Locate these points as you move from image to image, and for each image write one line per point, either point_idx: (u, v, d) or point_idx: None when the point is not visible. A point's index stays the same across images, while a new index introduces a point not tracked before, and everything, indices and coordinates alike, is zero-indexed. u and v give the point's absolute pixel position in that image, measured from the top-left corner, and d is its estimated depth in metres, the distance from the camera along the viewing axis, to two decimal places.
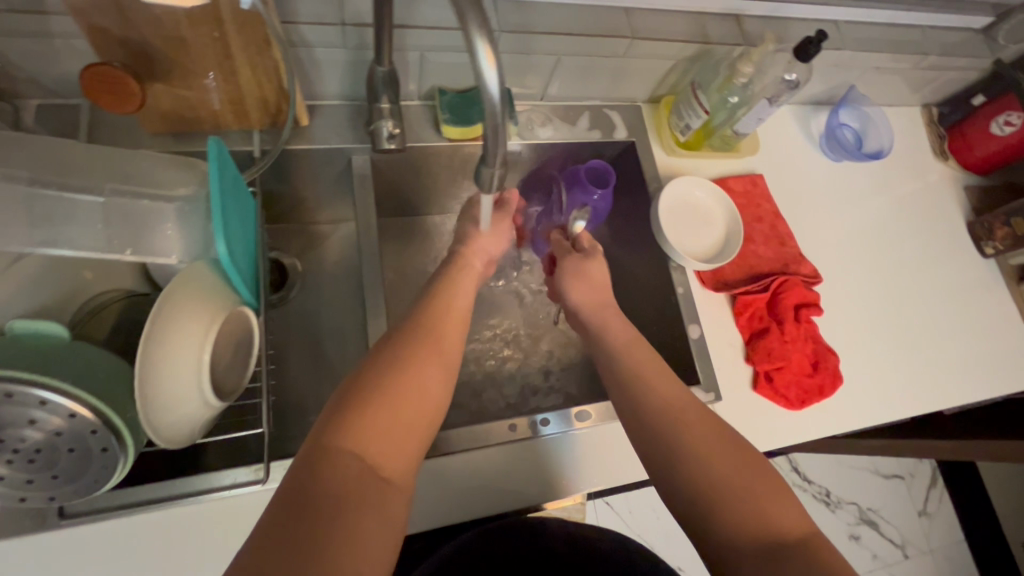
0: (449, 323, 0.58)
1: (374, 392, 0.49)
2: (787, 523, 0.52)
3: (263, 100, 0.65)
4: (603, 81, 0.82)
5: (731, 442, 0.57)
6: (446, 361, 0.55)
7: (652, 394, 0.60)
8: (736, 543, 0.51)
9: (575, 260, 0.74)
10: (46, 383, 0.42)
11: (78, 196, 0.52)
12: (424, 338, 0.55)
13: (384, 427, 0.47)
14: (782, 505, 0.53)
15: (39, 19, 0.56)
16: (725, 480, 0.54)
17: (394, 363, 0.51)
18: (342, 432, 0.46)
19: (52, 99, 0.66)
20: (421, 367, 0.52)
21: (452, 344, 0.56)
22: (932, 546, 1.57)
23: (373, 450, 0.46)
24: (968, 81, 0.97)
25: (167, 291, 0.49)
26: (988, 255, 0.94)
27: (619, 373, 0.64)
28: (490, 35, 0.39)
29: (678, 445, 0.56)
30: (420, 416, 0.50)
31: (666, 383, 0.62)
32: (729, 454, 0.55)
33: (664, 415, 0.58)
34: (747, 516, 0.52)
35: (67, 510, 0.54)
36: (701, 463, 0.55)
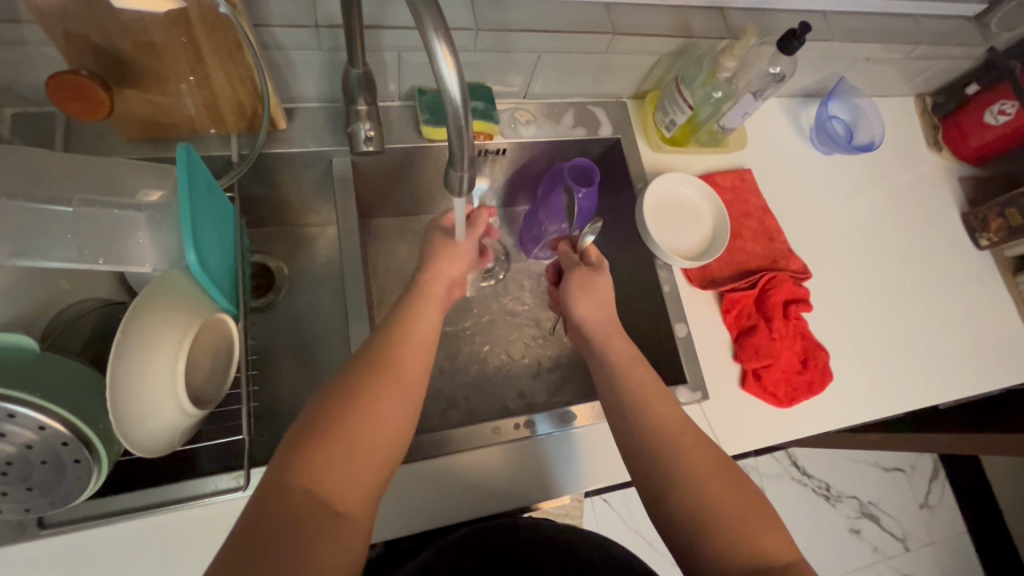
0: (413, 347, 0.57)
1: (331, 426, 0.48)
2: (764, 528, 0.53)
3: (239, 105, 0.65)
4: (586, 77, 0.81)
5: (711, 459, 0.56)
6: (411, 388, 0.54)
7: (640, 409, 0.60)
8: (720, 564, 0.51)
9: (586, 274, 0.73)
10: (16, 397, 0.42)
11: (48, 207, 0.52)
12: (384, 365, 0.54)
13: (341, 463, 0.47)
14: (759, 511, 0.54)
15: (12, 28, 0.56)
16: (710, 501, 0.53)
17: (352, 396, 0.50)
18: (295, 469, 0.45)
19: (28, 107, 0.65)
20: (380, 397, 0.51)
21: (416, 369, 0.55)
22: (934, 539, 1.56)
23: (330, 486, 0.45)
24: (962, 70, 0.96)
25: (138, 302, 0.49)
26: (983, 247, 0.93)
27: (610, 385, 0.63)
28: (447, 38, 0.40)
29: (665, 461, 0.56)
30: (379, 449, 0.49)
31: (651, 396, 0.61)
32: (714, 473, 0.55)
33: (646, 429, 0.58)
34: (731, 537, 0.51)
35: (47, 521, 0.54)
36: (680, 486, 0.54)
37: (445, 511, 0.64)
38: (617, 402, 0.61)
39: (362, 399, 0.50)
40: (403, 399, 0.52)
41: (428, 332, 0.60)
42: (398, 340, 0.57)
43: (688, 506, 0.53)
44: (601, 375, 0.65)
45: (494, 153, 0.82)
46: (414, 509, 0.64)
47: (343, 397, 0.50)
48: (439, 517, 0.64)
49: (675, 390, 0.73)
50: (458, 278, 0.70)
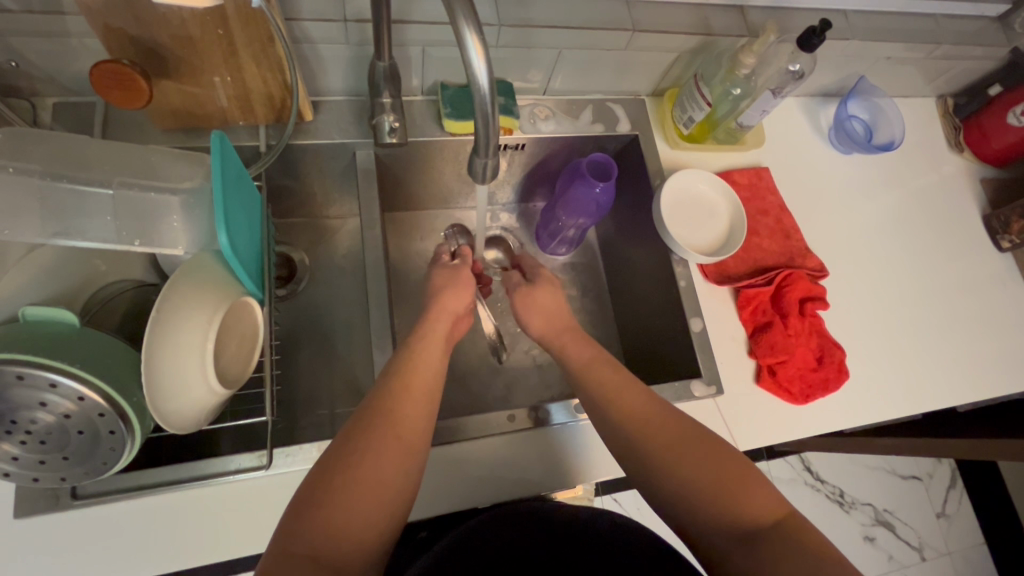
0: (417, 395, 0.57)
1: (332, 485, 0.49)
2: (756, 508, 0.52)
3: (268, 96, 0.67)
4: (607, 74, 0.82)
5: (722, 473, 0.54)
6: (413, 436, 0.54)
7: (636, 432, 0.58)
8: (709, 529, 0.52)
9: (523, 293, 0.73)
10: (59, 367, 0.44)
11: (88, 188, 0.54)
12: (383, 419, 0.54)
13: (343, 522, 0.48)
14: (746, 490, 0.53)
15: (56, 20, 0.58)
16: (722, 513, 0.52)
17: (351, 453, 0.51)
18: (301, 529, 0.47)
19: (68, 97, 0.68)
20: (378, 451, 0.52)
21: (417, 416, 0.56)
22: (951, 549, 1.54)
23: (342, 517, 0.48)
24: (984, 71, 0.95)
25: (168, 282, 0.51)
26: (1005, 249, 0.92)
27: (599, 390, 0.62)
28: (478, 28, 0.42)
29: (652, 464, 0.56)
30: (380, 504, 0.50)
31: (634, 422, 0.58)
32: (696, 456, 0.55)
33: (628, 426, 0.58)
34: (733, 526, 0.52)
35: (80, 491, 0.56)
36: (696, 503, 0.53)
37: (457, 496, 0.65)
38: (595, 398, 0.61)
39: (358, 454, 0.51)
40: (404, 453, 0.53)
41: (430, 373, 0.60)
42: (402, 379, 0.58)
43: (705, 521, 0.52)
44: (587, 387, 0.63)
45: (513, 148, 0.83)
46: (430, 495, 0.65)
47: (341, 454, 0.51)
48: (456, 503, 0.65)
49: (690, 384, 0.73)
50: (460, 316, 0.70)
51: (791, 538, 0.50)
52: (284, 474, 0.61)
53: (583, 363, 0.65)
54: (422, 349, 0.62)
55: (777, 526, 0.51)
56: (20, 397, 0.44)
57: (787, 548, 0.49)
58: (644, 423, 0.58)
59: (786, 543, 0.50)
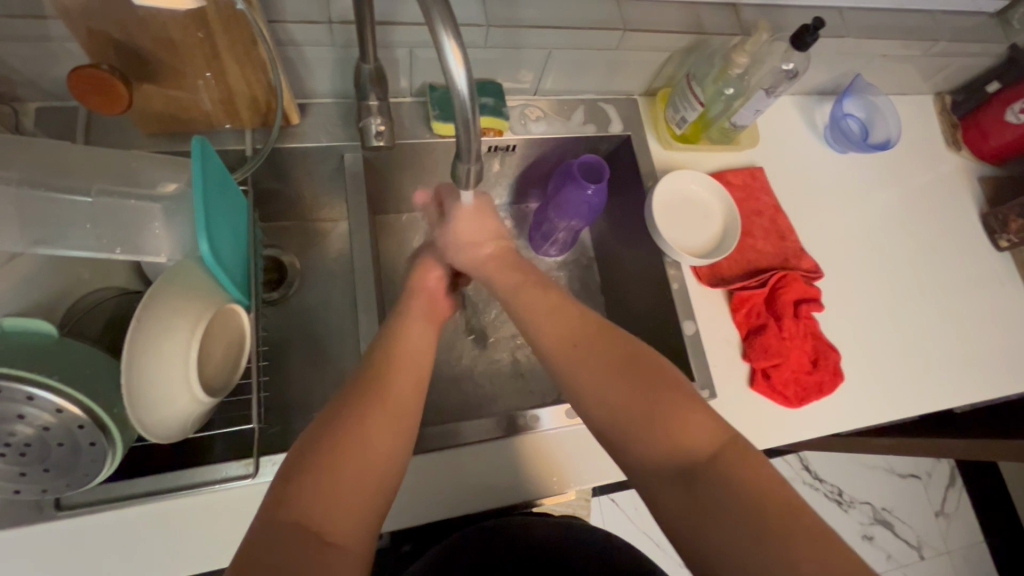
0: (402, 374, 0.56)
1: (312, 453, 0.47)
2: (699, 438, 0.49)
3: (253, 99, 0.66)
4: (598, 74, 0.80)
5: (664, 401, 0.52)
6: (400, 407, 0.53)
7: (591, 384, 0.54)
8: (647, 462, 0.50)
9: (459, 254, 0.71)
10: (35, 380, 0.43)
11: (67, 196, 0.53)
12: (361, 391, 0.53)
13: (333, 488, 0.46)
14: (688, 419, 0.50)
15: (37, 24, 0.57)
16: (663, 442, 0.50)
17: (329, 422, 0.50)
18: (282, 505, 0.44)
19: (51, 102, 0.67)
20: (357, 419, 0.50)
21: (405, 386, 0.55)
22: (950, 547, 1.53)
23: (330, 484, 0.46)
24: (981, 68, 0.94)
25: (151, 290, 0.50)
26: (1003, 248, 0.91)
27: (538, 318, 0.60)
28: (456, 33, 0.41)
29: (585, 392, 0.54)
30: (372, 469, 0.48)
31: (570, 348, 0.57)
32: (632, 382, 0.53)
33: (560, 353, 0.57)
34: (673, 459, 0.49)
35: (63, 502, 0.55)
36: (629, 438, 0.51)
37: (448, 502, 0.64)
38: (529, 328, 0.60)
39: (346, 421, 0.50)
40: (395, 419, 0.52)
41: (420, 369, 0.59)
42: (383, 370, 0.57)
43: (640, 451, 0.50)
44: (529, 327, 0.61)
45: (504, 149, 0.82)
46: (421, 501, 0.64)
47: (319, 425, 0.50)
48: (446, 509, 0.65)
49: None
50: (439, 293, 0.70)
51: (746, 472, 0.47)
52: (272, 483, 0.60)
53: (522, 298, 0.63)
54: (402, 340, 0.59)
55: (722, 456, 0.48)
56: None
57: (734, 480, 0.47)
58: (575, 349, 0.57)
59: (736, 476, 0.47)
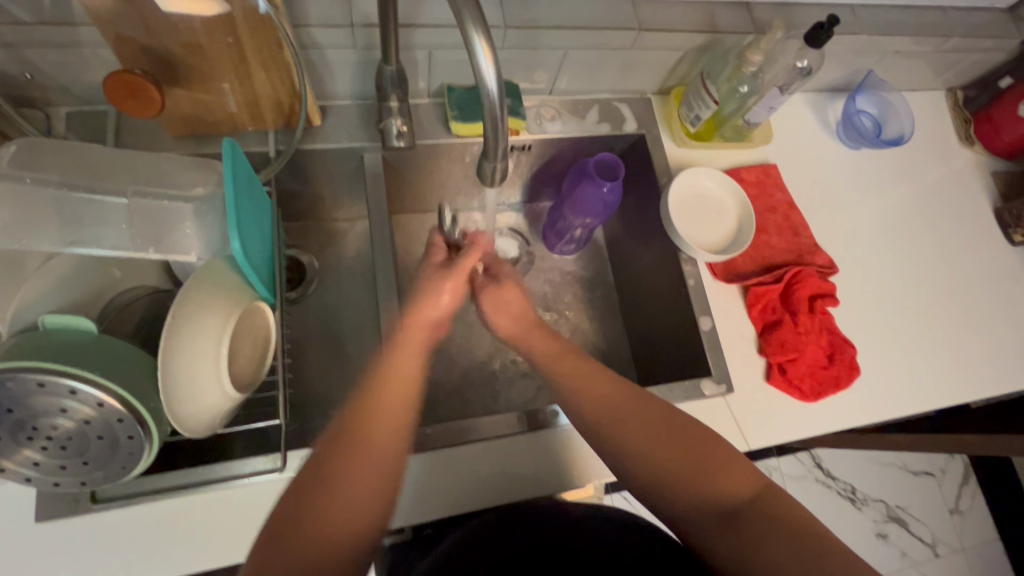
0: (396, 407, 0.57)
1: (307, 493, 0.50)
2: (737, 487, 0.54)
3: (277, 102, 0.67)
4: (613, 73, 0.81)
5: (704, 454, 0.56)
6: (386, 433, 0.55)
7: (641, 453, 0.56)
8: (691, 511, 0.54)
9: (490, 289, 0.69)
10: (77, 374, 0.45)
11: (103, 198, 0.55)
12: (351, 439, 0.53)
13: (327, 524, 0.49)
14: (730, 471, 0.55)
15: (69, 31, 0.59)
16: (707, 492, 0.54)
17: (321, 468, 0.52)
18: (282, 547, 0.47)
19: (81, 106, 0.69)
20: (354, 468, 0.52)
21: (391, 408, 0.56)
22: (965, 545, 1.52)
23: (324, 523, 0.49)
24: (994, 62, 0.94)
25: (184, 288, 0.51)
26: (1017, 242, 0.91)
27: (576, 380, 0.62)
28: (486, 33, 0.42)
29: (631, 453, 0.57)
30: (360, 500, 0.51)
31: (611, 408, 0.59)
32: (673, 439, 0.57)
33: (603, 416, 0.59)
34: (716, 507, 0.54)
35: (100, 495, 0.57)
36: (676, 491, 0.55)
37: (469, 495, 0.65)
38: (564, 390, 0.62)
39: (336, 457, 0.52)
40: (382, 447, 0.54)
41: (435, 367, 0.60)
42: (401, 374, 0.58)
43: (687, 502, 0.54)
44: (560, 383, 0.62)
45: (520, 149, 0.83)
46: (443, 495, 0.65)
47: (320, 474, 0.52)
48: (467, 503, 0.65)
49: (700, 383, 0.73)
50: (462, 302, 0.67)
51: (777, 516, 0.52)
52: None
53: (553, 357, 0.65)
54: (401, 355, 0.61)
55: (759, 501, 0.53)
56: (42, 403, 0.45)
57: (767, 522, 0.52)
58: (618, 410, 0.59)
59: (771, 521, 0.52)
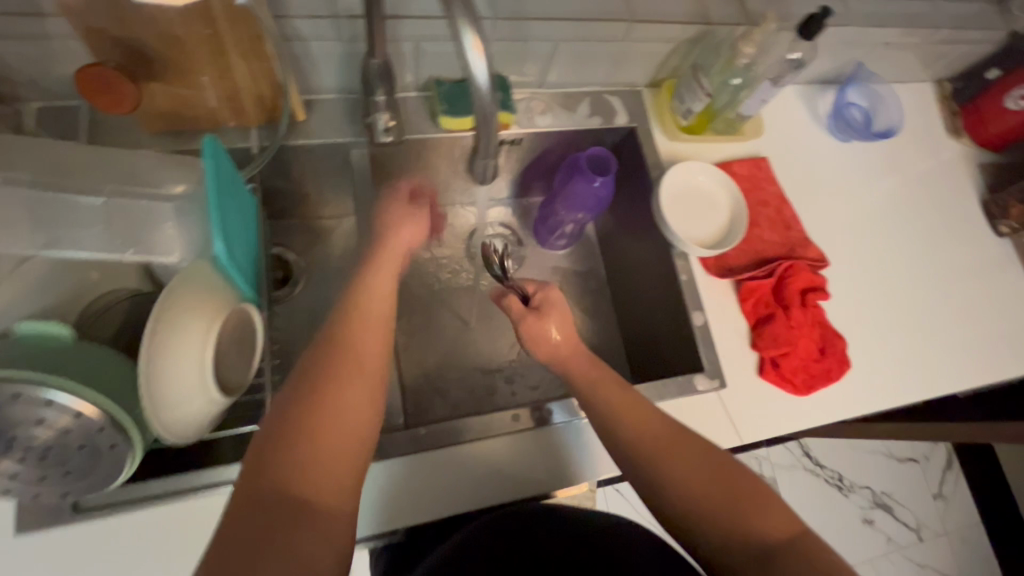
0: (351, 416, 0.49)
1: (282, 428, 0.47)
2: (774, 525, 0.52)
3: (259, 96, 0.65)
4: (604, 66, 0.80)
5: (740, 485, 0.54)
6: (364, 367, 0.52)
7: (676, 484, 0.54)
8: (721, 548, 0.52)
9: (531, 321, 0.65)
10: (54, 383, 0.43)
11: (76, 198, 0.52)
12: (326, 375, 0.50)
13: (307, 460, 0.46)
14: (764, 507, 0.53)
15: (38, 22, 0.56)
16: (742, 528, 0.52)
17: (298, 405, 0.48)
18: (261, 482, 0.44)
19: (53, 102, 0.66)
20: (325, 403, 0.48)
21: (369, 342, 0.54)
22: (948, 529, 1.56)
23: (304, 461, 0.45)
24: (982, 54, 0.95)
25: (166, 291, 0.50)
26: (1003, 234, 0.92)
27: (608, 406, 0.59)
28: (476, 26, 0.40)
29: (666, 483, 0.54)
30: (343, 435, 0.48)
31: (648, 430, 0.57)
32: (710, 470, 0.55)
33: (640, 441, 0.56)
34: (749, 543, 0.52)
35: (81, 506, 0.55)
36: (708, 524, 0.53)
37: (461, 496, 0.64)
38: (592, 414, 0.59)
39: (314, 390, 0.49)
40: (364, 382, 0.51)
41: None
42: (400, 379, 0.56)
43: (719, 537, 0.52)
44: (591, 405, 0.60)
45: (510, 143, 0.82)
46: (437, 497, 0.64)
47: (250, 500, 0.43)
48: (460, 504, 0.64)
49: (693, 378, 0.73)
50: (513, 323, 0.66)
51: (813, 559, 0.50)
52: None
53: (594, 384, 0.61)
54: (356, 354, 0.52)
55: (796, 543, 0.51)
56: (17, 414, 0.43)
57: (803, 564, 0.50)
58: (655, 435, 0.57)
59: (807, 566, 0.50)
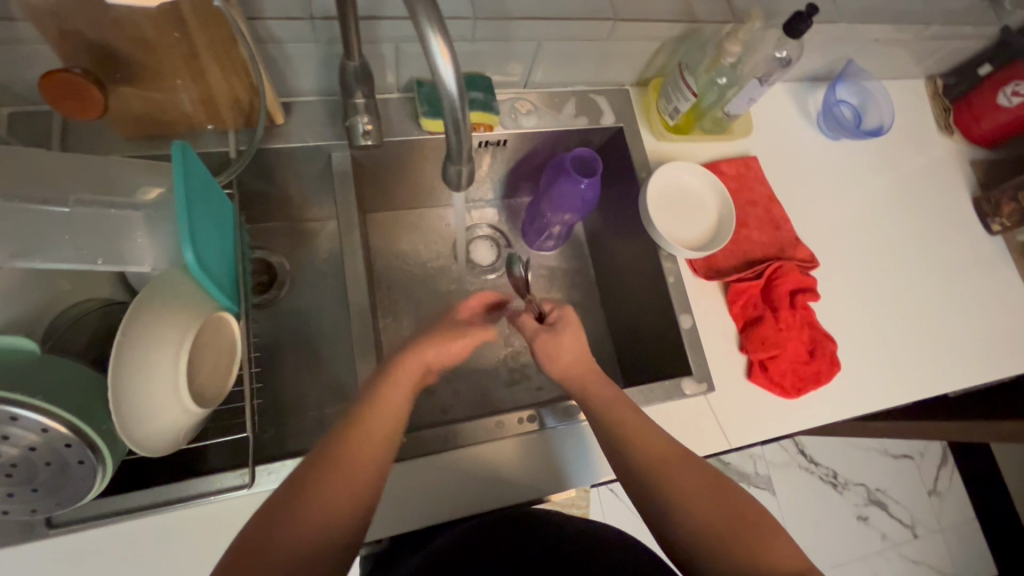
0: (357, 479, 0.52)
1: (294, 484, 0.51)
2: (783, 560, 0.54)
3: (235, 100, 0.64)
4: (589, 65, 0.79)
5: (747, 519, 0.56)
6: (379, 431, 0.55)
7: (690, 516, 0.56)
8: None
9: (545, 339, 0.65)
10: (18, 400, 0.42)
11: (44, 207, 0.51)
12: (342, 437, 0.53)
13: (310, 519, 0.49)
14: (771, 543, 0.55)
15: (6, 26, 0.55)
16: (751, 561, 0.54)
17: (314, 463, 0.52)
18: (266, 535, 0.48)
19: (25, 107, 0.65)
20: (337, 466, 0.52)
21: (394, 402, 0.57)
22: (942, 525, 1.56)
23: (304, 520, 0.49)
24: (973, 50, 0.93)
25: (136, 300, 0.49)
26: (995, 232, 0.91)
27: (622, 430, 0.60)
28: (442, 30, 0.39)
29: (682, 513, 0.56)
30: (346, 498, 0.51)
31: (664, 463, 0.59)
32: (720, 503, 0.57)
33: (656, 470, 0.58)
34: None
35: (55, 520, 0.54)
36: (718, 556, 0.54)
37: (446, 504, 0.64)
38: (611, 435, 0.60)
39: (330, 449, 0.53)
40: (378, 445, 0.54)
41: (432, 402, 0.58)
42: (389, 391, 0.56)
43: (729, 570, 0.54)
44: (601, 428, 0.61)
45: (495, 145, 0.81)
46: (421, 505, 0.63)
47: (249, 552, 0.47)
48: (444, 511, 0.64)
49: (681, 382, 0.72)
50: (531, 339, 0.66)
51: None
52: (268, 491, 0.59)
53: (605, 405, 0.62)
54: (375, 414, 0.56)
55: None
56: None
57: None
58: (671, 467, 0.58)
59: None
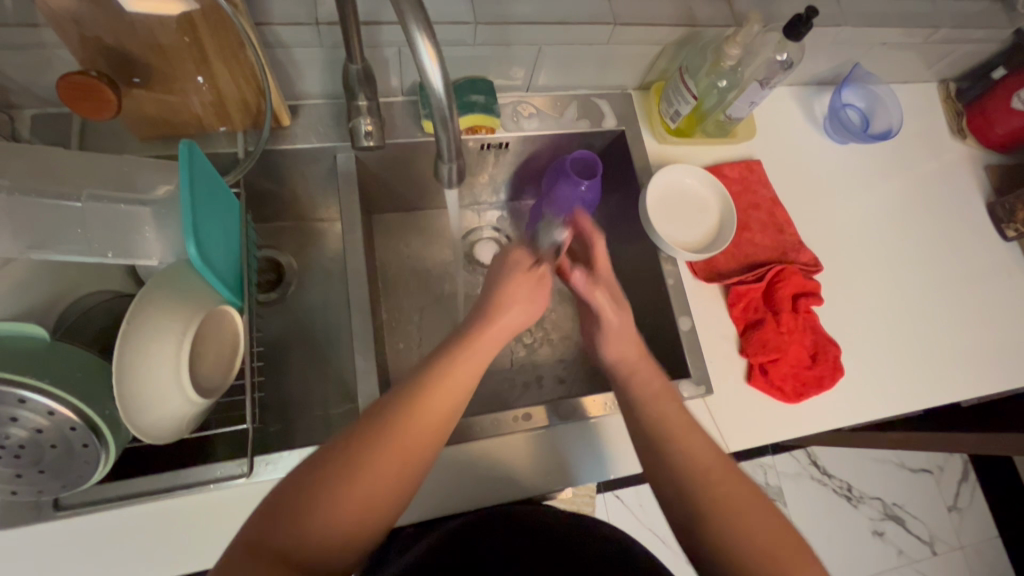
0: (382, 485, 0.50)
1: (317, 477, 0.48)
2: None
3: (243, 102, 0.66)
4: (590, 69, 0.80)
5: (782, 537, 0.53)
6: (419, 439, 0.53)
7: (725, 528, 0.53)
8: None
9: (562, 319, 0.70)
10: (29, 384, 0.44)
11: (56, 202, 0.54)
12: (379, 438, 0.51)
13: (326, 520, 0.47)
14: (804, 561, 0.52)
15: (31, 32, 0.58)
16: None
17: (345, 463, 0.49)
18: (277, 529, 0.45)
19: (47, 108, 0.68)
20: (366, 468, 0.49)
21: (442, 405, 0.55)
22: (963, 543, 1.51)
23: (320, 520, 0.47)
24: (986, 54, 0.92)
25: (142, 293, 0.51)
26: (1011, 238, 0.89)
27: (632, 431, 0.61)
28: (430, 32, 0.40)
29: (710, 526, 0.54)
30: (371, 502, 0.49)
31: (701, 469, 0.56)
32: (758, 518, 0.54)
33: (691, 476, 0.56)
34: None
35: (61, 503, 0.56)
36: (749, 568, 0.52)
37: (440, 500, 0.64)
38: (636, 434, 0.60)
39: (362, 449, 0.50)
40: (413, 453, 0.52)
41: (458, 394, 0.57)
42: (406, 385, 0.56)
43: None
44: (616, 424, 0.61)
45: (497, 147, 0.82)
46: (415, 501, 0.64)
47: (258, 545, 0.44)
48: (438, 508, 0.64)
49: (678, 384, 0.72)
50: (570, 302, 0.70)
51: None
52: (267, 482, 0.61)
53: None
54: (417, 417, 0.54)
55: None
56: None
57: None
58: (706, 475, 0.56)
59: None
